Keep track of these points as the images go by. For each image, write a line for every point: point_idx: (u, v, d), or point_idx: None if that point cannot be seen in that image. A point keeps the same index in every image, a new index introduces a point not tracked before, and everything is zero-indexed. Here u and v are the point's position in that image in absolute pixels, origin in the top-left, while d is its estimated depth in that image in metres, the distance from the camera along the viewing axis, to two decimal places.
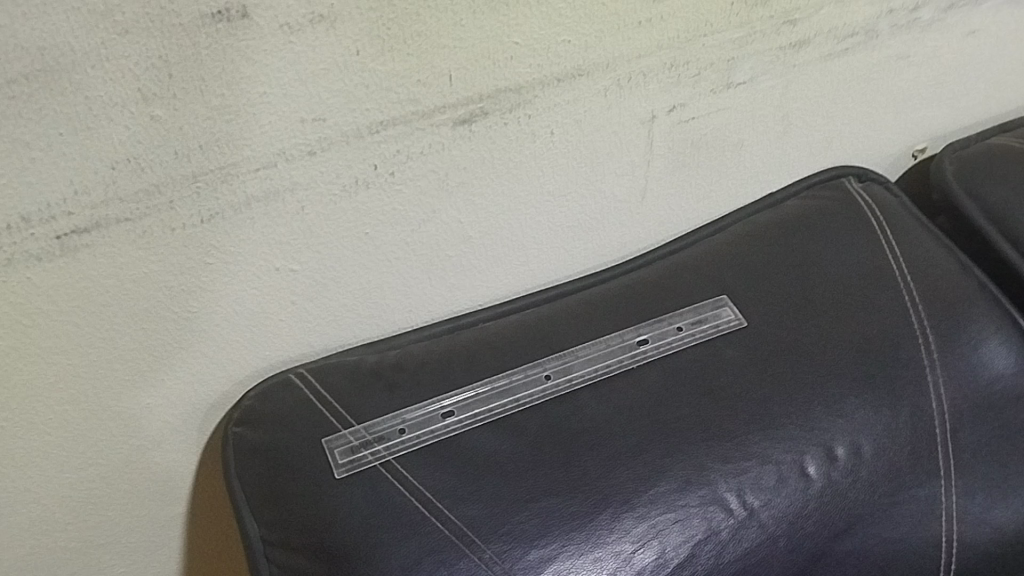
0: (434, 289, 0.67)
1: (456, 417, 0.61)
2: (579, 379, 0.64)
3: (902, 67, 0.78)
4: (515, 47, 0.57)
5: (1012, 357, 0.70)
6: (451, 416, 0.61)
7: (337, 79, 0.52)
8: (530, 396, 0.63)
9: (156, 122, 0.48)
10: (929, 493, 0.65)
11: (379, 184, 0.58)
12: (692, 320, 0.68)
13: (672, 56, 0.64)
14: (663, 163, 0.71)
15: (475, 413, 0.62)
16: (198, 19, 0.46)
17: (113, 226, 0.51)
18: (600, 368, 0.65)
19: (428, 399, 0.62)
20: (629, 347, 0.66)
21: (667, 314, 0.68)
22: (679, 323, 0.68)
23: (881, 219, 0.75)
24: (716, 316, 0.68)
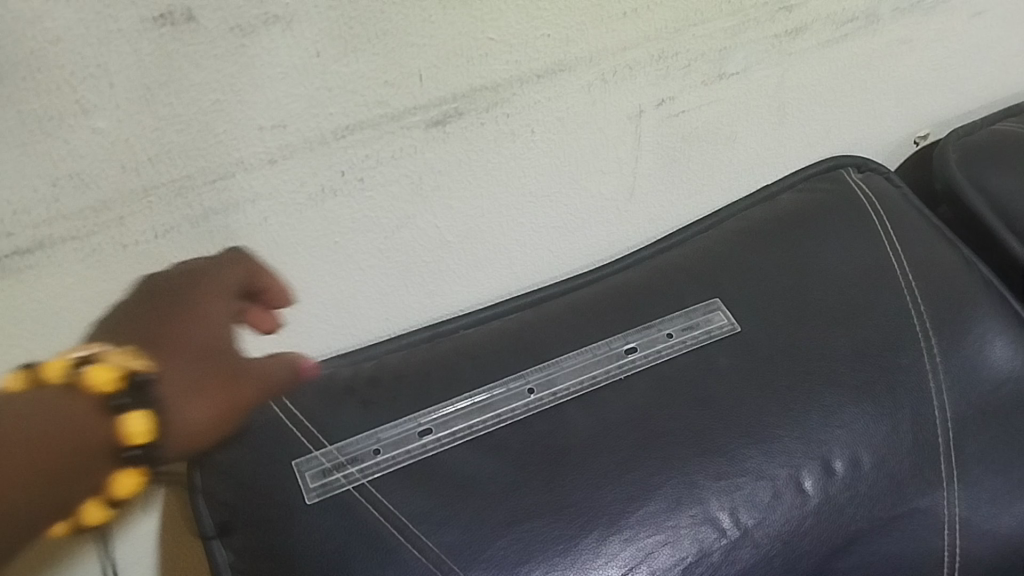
0: (411, 295, 0.64)
1: (434, 435, 0.58)
2: (564, 392, 0.61)
3: (903, 52, 0.74)
4: (490, 43, 0.53)
5: (1016, 360, 0.67)
6: (429, 434, 0.58)
7: (298, 83, 0.48)
8: (511, 411, 0.60)
9: (99, 135, 0.44)
10: (932, 505, 0.63)
11: (348, 192, 0.54)
12: (682, 326, 0.65)
13: (660, 47, 0.60)
14: (652, 158, 0.67)
15: (454, 431, 0.59)
16: (138, 23, 0.42)
17: (59, 245, 0.47)
18: (587, 379, 0.62)
19: (405, 416, 0.59)
20: (616, 356, 0.63)
21: (656, 320, 0.65)
22: (669, 330, 0.65)
23: (882, 213, 0.72)
24: (707, 321, 0.65)
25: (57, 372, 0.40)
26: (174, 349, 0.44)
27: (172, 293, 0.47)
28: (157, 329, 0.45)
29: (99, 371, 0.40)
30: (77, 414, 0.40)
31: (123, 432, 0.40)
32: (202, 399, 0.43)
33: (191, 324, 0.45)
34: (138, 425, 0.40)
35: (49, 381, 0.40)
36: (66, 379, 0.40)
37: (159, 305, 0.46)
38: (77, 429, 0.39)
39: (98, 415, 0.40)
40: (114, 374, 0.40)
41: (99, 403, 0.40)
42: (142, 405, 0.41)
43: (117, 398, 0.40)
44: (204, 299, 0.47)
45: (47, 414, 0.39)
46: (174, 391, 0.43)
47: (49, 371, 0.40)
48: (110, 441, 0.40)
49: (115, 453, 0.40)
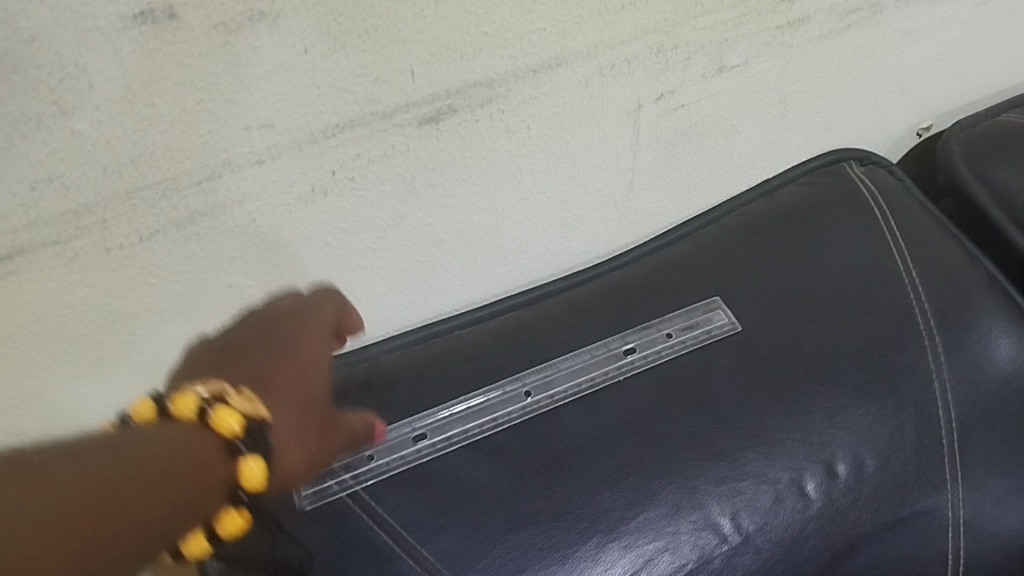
0: (405, 296, 0.63)
1: (429, 440, 0.57)
2: (562, 395, 0.60)
3: (907, 43, 0.72)
4: (485, 38, 0.52)
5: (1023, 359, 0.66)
6: (424, 439, 0.57)
7: (285, 82, 0.46)
8: (508, 415, 0.59)
9: (79, 137, 0.42)
10: (936, 508, 0.62)
11: (339, 191, 0.53)
12: (682, 326, 0.64)
13: (659, 40, 0.59)
14: (651, 153, 0.66)
15: (449, 436, 0.57)
16: (117, 22, 0.40)
17: (39, 251, 0.45)
18: (584, 382, 0.61)
19: (399, 421, 0.58)
20: (614, 357, 0.62)
21: (655, 320, 0.64)
22: (668, 330, 0.64)
23: (884, 209, 0.71)
24: (707, 321, 0.64)
25: (190, 409, 0.43)
26: (277, 398, 0.45)
27: (267, 340, 0.48)
28: (263, 373, 0.46)
29: (226, 414, 0.43)
30: (210, 446, 0.42)
31: (242, 472, 0.43)
32: (298, 450, 0.45)
33: (300, 364, 0.47)
34: (256, 470, 0.43)
35: (182, 416, 0.43)
36: (199, 416, 0.43)
37: (257, 349, 0.47)
38: (181, 478, 0.39)
39: (224, 452, 0.43)
40: (239, 417, 0.43)
41: (225, 442, 0.43)
42: (257, 449, 0.43)
43: (241, 439, 0.43)
44: (301, 348, 0.47)
45: (158, 458, 0.39)
46: (287, 432, 0.45)
47: (181, 408, 0.43)
48: (230, 479, 0.43)
49: (229, 490, 0.43)
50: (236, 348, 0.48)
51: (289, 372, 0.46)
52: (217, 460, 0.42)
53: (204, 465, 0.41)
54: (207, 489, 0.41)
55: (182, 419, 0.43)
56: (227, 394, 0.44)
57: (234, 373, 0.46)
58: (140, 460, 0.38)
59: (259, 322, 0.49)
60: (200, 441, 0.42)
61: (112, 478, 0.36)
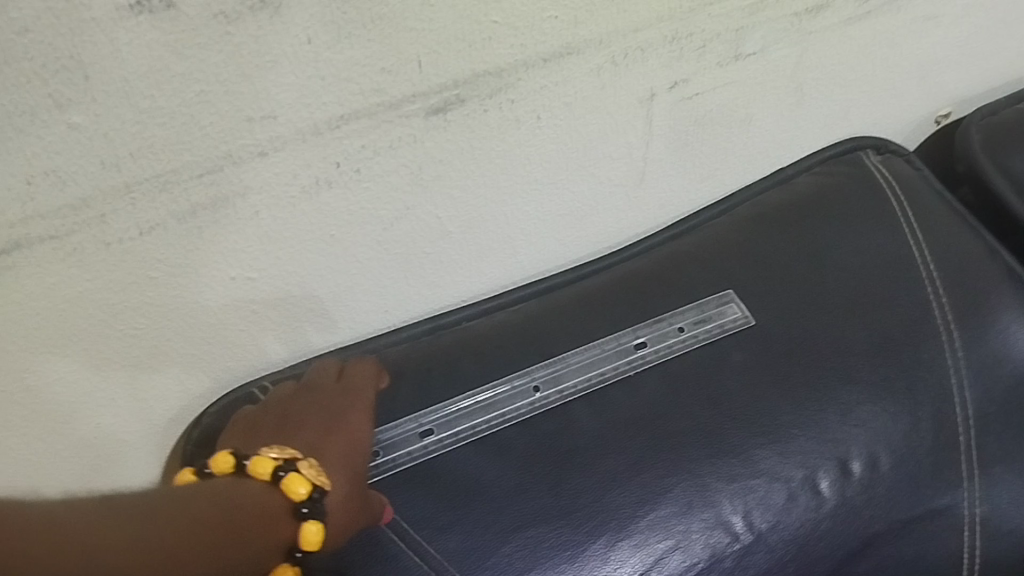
0: (412, 287, 0.61)
1: (436, 436, 0.56)
2: (571, 391, 0.59)
3: (929, 29, 0.70)
4: (493, 26, 0.50)
5: None
6: (430, 435, 0.56)
7: (288, 72, 0.45)
8: (516, 411, 0.58)
9: (76, 131, 0.41)
10: (951, 505, 0.61)
11: (343, 183, 0.52)
12: (694, 320, 0.62)
13: (674, 27, 0.57)
14: (664, 143, 0.64)
15: (456, 432, 0.56)
16: (113, 11, 0.39)
17: (37, 245, 0.44)
18: (594, 376, 0.59)
19: (405, 416, 0.57)
20: (625, 351, 0.61)
21: (667, 312, 0.63)
22: (680, 324, 0.62)
23: (902, 199, 0.69)
24: (720, 315, 0.63)
25: (266, 470, 0.44)
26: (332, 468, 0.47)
27: (320, 416, 0.51)
28: (320, 444, 0.49)
29: (299, 478, 0.44)
30: (278, 507, 0.44)
31: (301, 537, 0.43)
32: (341, 522, 0.46)
33: (349, 436, 0.50)
34: (316, 534, 0.44)
35: (258, 476, 0.44)
36: (272, 478, 0.44)
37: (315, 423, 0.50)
38: (250, 530, 0.41)
39: (290, 515, 0.44)
40: (309, 483, 0.44)
41: (292, 505, 0.44)
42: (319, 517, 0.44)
43: (308, 504, 0.44)
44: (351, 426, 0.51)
45: (230, 509, 0.41)
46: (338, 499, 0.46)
47: (258, 468, 0.45)
48: (291, 541, 0.44)
49: (288, 551, 0.44)
50: (293, 419, 0.51)
51: (343, 444, 0.49)
52: (283, 521, 0.43)
53: (269, 521, 0.43)
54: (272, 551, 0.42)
55: (257, 480, 0.45)
56: (299, 462, 0.45)
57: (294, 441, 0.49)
58: (217, 509, 0.40)
59: (311, 397, 0.52)
60: (269, 501, 0.44)
61: (187, 522, 0.38)
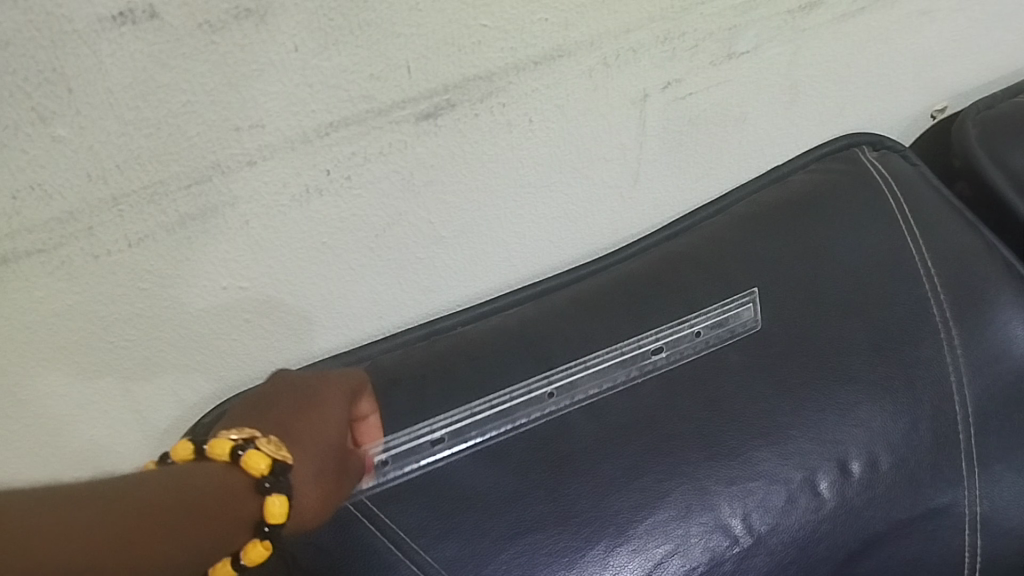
0: (405, 293, 0.61)
1: (446, 445, 0.56)
2: (582, 398, 0.58)
3: (923, 24, 0.70)
4: (483, 30, 0.50)
5: None
6: (441, 443, 0.55)
7: (275, 80, 0.44)
8: (528, 419, 0.57)
9: (59, 144, 0.41)
10: (951, 502, 0.62)
11: (334, 191, 0.51)
12: (710, 322, 0.62)
13: (666, 27, 0.57)
14: (658, 142, 0.64)
15: (467, 442, 0.56)
16: (95, 23, 0.38)
17: (25, 259, 0.43)
18: (605, 384, 0.59)
19: (417, 421, 0.56)
20: (640, 354, 0.60)
21: (682, 313, 0.62)
22: (697, 327, 0.61)
23: (898, 195, 0.68)
24: (735, 318, 0.62)
25: (224, 450, 0.43)
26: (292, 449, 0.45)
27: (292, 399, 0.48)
28: (285, 422, 0.46)
29: (257, 454, 0.42)
30: (240, 485, 0.42)
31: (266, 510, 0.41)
32: (315, 497, 0.45)
33: (318, 413, 0.47)
34: (281, 506, 0.41)
35: (217, 457, 0.42)
36: (232, 458, 0.42)
37: (288, 401, 0.48)
38: (214, 508, 0.40)
39: (253, 491, 0.42)
40: (270, 458, 0.42)
41: (254, 482, 0.42)
42: (282, 489, 0.42)
43: (271, 479, 0.42)
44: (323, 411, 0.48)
45: (191, 487, 0.39)
46: (310, 473, 0.45)
47: (216, 449, 0.43)
48: (257, 516, 0.41)
49: (255, 527, 0.41)
50: (265, 404, 0.48)
51: (313, 424, 0.46)
52: (247, 498, 0.41)
53: (232, 500, 0.41)
54: (236, 525, 0.41)
55: (216, 463, 0.42)
56: (258, 438, 0.43)
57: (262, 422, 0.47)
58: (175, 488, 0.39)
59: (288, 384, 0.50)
60: (230, 480, 0.42)
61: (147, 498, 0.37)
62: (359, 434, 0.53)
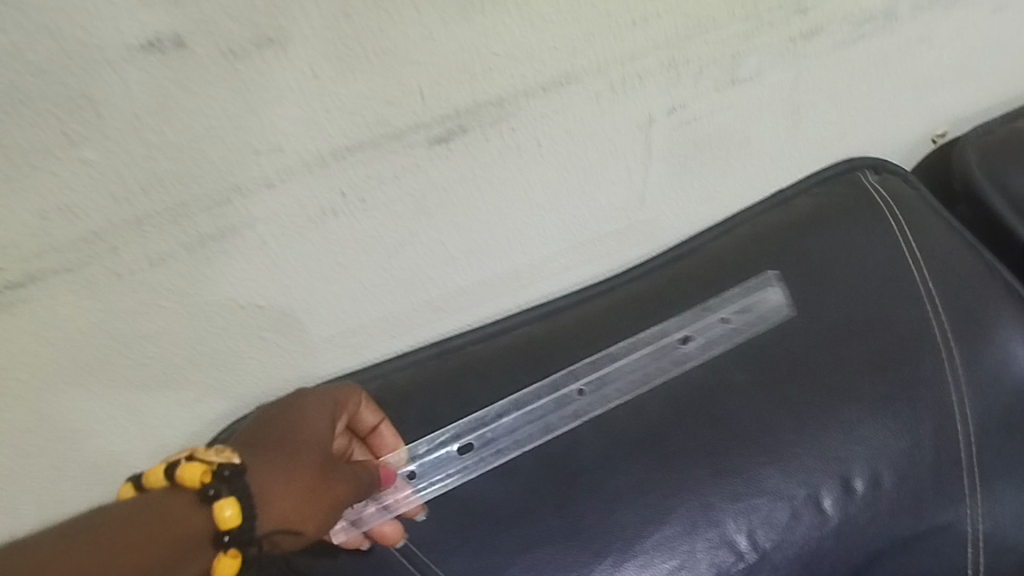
0: (417, 312, 0.62)
1: (475, 452, 0.57)
2: (613, 396, 0.60)
3: (923, 51, 0.72)
4: (495, 57, 0.51)
5: None
6: (470, 451, 0.57)
7: (294, 106, 0.46)
8: (560, 421, 0.59)
9: (88, 166, 0.42)
10: (954, 519, 0.63)
11: (349, 212, 0.53)
12: (736, 311, 0.64)
13: (671, 54, 0.58)
14: (664, 166, 0.65)
15: (498, 449, 0.58)
16: (125, 51, 0.40)
17: (51, 277, 0.45)
18: (640, 376, 0.61)
19: (443, 429, 0.57)
20: (669, 347, 0.63)
21: (707, 303, 0.65)
22: (724, 315, 0.64)
23: (899, 217, 0.69)
24: (761, 302, 0.65)
25: (159, 476, 0.45)
26: (262, 462, 0.46)
27: (277, 416, 0.50)
28: (260, 438, 0.48)
29: (190, 465, 0.44)
30: (184, 502, 0.43)
31: (218, 519, 0.42)
32: (293, 497, 0.46)
33: (295, 426, 0.49)
34: (229, 507, 0.43)
35: (155, 484, 0.45)
36: (168, 480, 0.44)
37: (273, 419, 0.50)
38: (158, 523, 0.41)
39: (197, 503, 0.43)
40: (206, 467, 0.44)
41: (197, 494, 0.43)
42: (229, 493, 0.43)
43: (213, 485, 0.43)
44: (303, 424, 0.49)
45: (131, 513, 0.41)
46: (281, 476, 0.46)
47: (153, 477, 0.45)
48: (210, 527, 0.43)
49: (214, 537, 0.43)
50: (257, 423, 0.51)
51: (285, 438, 0.48)
52: (192, 511, 0.43)
53: (174, 516, 0.43)
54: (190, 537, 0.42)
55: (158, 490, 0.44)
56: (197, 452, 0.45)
57: (245, 439, 0.49)
58: (119, 516, 0.41)
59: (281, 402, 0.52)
60: (172, 500, 0.43)
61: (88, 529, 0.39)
62: (376, 446, 0.55)
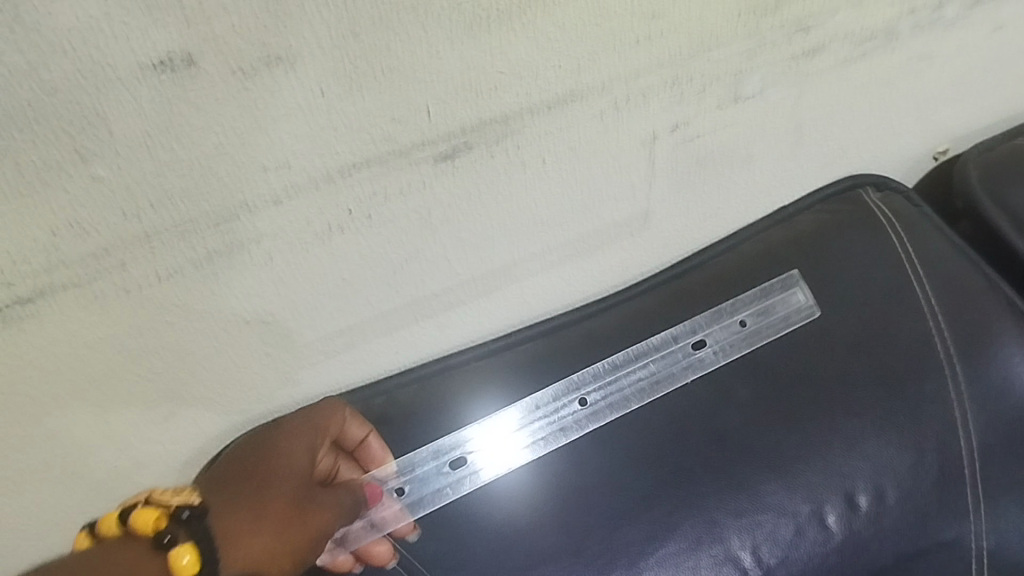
0: (422, 328, 0.62)
1: (468, 468, 0.60)
2: (619, 406, 0.62)
3: (924, 68, 0.72)
4: (499, 76, 0.52)
5: None
6: (463, 466, 0.60)
7: (302, 123, 0.47)
8: (568, 430, 0.61)
9: (99, 183, 0.43)
10: (957, 535, 0.63)
11: (355, 228, 0.53)
12: (757, 312, 0.66)
13: (674, 73, 0.59)
14: (667, 183, 0.66)
15: (496, 462, 0.60)
16: (137, 71, 0.40)
17: (61, 292, 0.45)
18: (656, 381, 0.63)
19: (433, 446, 0.60)
20: (686, 351, 0.64)
21: (728, 305, 0.66)
22: (743, 317, 0.66)
23: (902, 235, 0.69)
24: (784, 303, 0.66)
25: (113, 522, 0.47)
26: (233, 506, 0.48)
27: (252, 453, 0.52)
28: (234, 480, 0.50)
29: (144, 511, 0.45)
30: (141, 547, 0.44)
31: (174, 567, 0.42)
32: (262, 536, 0.47)
33: (268, 464, 0.51)
34: (185, 556, 0.43)
35: (110, 530, 0.46)
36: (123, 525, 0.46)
37: (248, 457, 0.52)
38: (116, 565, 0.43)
39: (154, 550, 0.44)
40: (160, 512, 0.45)
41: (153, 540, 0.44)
42: (188, 537, 0.44)
43: (167, 533, 0.44)
44: (278, 461, 0.51)
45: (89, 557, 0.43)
46: (253, 519, 0.48)
47: (106, 523, 0.47)
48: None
49: None
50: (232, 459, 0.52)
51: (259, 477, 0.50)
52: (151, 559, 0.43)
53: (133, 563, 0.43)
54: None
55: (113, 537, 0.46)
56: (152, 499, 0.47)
57: (222, 480, 0.51)
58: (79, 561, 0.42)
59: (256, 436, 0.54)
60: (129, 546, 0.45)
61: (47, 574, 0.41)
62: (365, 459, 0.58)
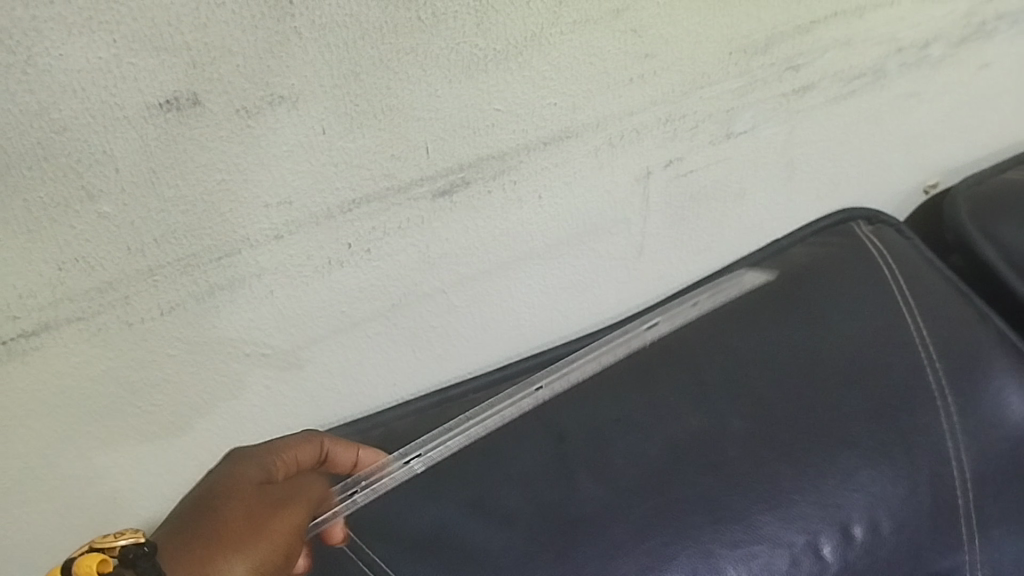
0: (420, 361, 0.63)
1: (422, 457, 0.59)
2: (578, 374, 0.65)
3: (912, 105, 0.74)
4: (497, 113, 0.53)
5: None
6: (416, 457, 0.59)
7: (303, 160, 0.48)
8: (525, 405, 0.63)
9: (104, 220, 0.44)
10: (952, 565, 0.64)
11: (355, 263, 0.54)
12: (709, 293, 0.71)
13: (668, 110, 0.60)
14: (661, 217, 0.67)
15: (447, 446, 0.60)
16: (144, 110, 0.42)
17: (64, 326, 0.46)
18: (603, 360, 0.66)
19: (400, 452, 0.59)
20: (635, 331, 0.69)
21: (684, 296, 0.72)
22: (696, 299, 0.71)
23: (894, 267, 0.71)
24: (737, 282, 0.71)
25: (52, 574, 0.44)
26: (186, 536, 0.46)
27: (208, 476, 0.50)
28: (186, 506, 0.48)
29: (88, 559, 0.43)
30: None
31: None
32: (222, 553, 0.46)
33: (222, 485, 0.49)
34: None
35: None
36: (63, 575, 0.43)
37: (204, 480, 0.50)
38: None
39: None
40: (102, 556, 0.43)
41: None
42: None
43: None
44: (232, 481, 0.49)
45: None
46: (204, 548, 0.46)
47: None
48: None
49: None
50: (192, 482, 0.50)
51: (210, 502, 0.48)
52: None
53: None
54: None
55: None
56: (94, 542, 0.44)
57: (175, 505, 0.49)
58: None
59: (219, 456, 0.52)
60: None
61: None
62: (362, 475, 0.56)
